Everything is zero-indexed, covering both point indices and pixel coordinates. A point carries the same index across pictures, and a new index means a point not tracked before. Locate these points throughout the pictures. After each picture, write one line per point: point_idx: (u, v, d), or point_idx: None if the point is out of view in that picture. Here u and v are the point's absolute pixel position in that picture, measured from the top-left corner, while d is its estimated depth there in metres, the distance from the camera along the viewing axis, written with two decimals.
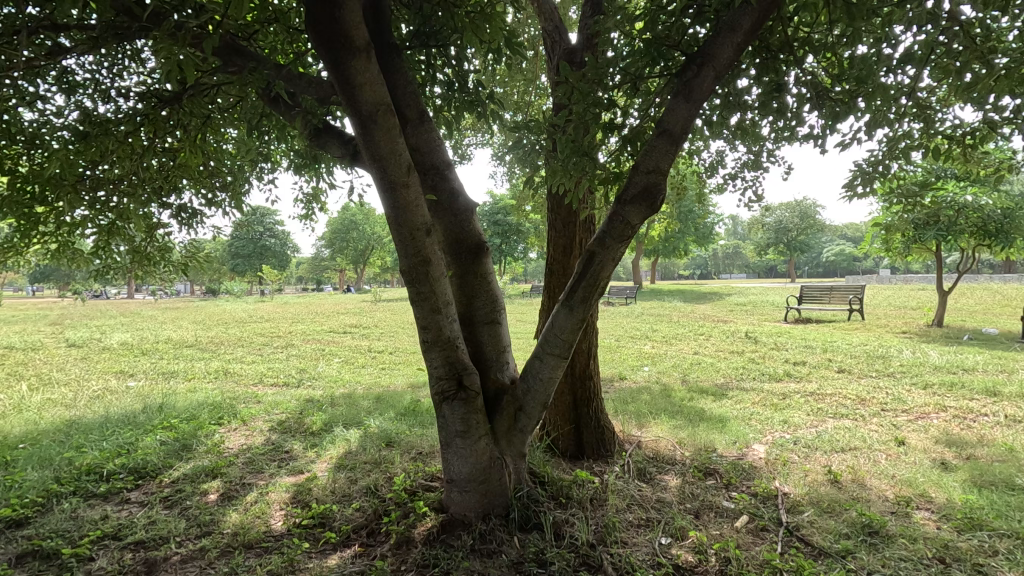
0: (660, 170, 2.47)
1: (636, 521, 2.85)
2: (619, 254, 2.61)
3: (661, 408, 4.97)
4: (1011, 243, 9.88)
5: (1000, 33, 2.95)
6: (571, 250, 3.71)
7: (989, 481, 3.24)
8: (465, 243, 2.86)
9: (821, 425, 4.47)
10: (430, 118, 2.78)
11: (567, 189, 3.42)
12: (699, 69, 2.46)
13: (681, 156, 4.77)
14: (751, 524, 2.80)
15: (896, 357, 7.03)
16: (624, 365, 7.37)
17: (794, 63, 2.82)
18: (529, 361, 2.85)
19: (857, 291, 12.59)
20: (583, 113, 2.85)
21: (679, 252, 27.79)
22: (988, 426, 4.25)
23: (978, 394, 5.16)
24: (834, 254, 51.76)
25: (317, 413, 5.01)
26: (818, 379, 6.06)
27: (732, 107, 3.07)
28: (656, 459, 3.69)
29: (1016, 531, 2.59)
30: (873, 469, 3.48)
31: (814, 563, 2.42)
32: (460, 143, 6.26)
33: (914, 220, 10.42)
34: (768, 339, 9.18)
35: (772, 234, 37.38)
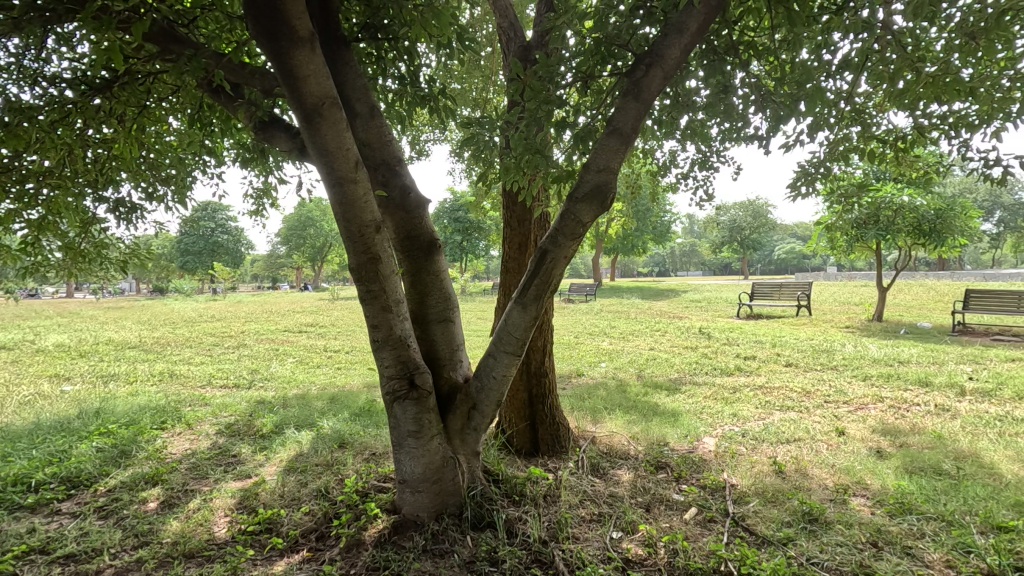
0: (611, 169, 2.49)
1: (588, 516, 2.88)
2: (571, 252, 2.62)
3: (616, 404, 5.05)
4: (943, 242, 10.49)
5: (928, 43, 3.11)
6: (526, 247, 3.70)
7: (919, 467, 3.42)
8: (417, 241, 2.82)
9: (768, 417, 4.64)
10: (381, 113, 2.73)
11: (521, 186, 3.42)
12: (647, 69, 2.48)
13: (636, 156, 4.86)
14: (700, 516, 2.87)
15: (839, 351, 7.36)
16: (582, 361, 7.45)
17: (739, 67, 2.91)
18: (482, 359, 2.84)
19: (804, 288, 13.12)
20: (534, 110, 2.84)
21: (638, 250, 28.28)
22: (920, 416, 4.50)
23: (912, 385, 5.45)
24: (785, 253, 53.84)
25: (267, 415, 4.87)
26: (766, 372, 6.28)
27: (682, 108, 3.14)
28: (610, 454, 3.74)
29: (941, 514, 2.75)
30: (815, 459, 3.63)
31: (757, 551, 2.50)
32: (418, 139, 6.17)
33: (856, 219, 10.95)
34: (720, 334, 9.47)
35: (727, 233, 38.51)
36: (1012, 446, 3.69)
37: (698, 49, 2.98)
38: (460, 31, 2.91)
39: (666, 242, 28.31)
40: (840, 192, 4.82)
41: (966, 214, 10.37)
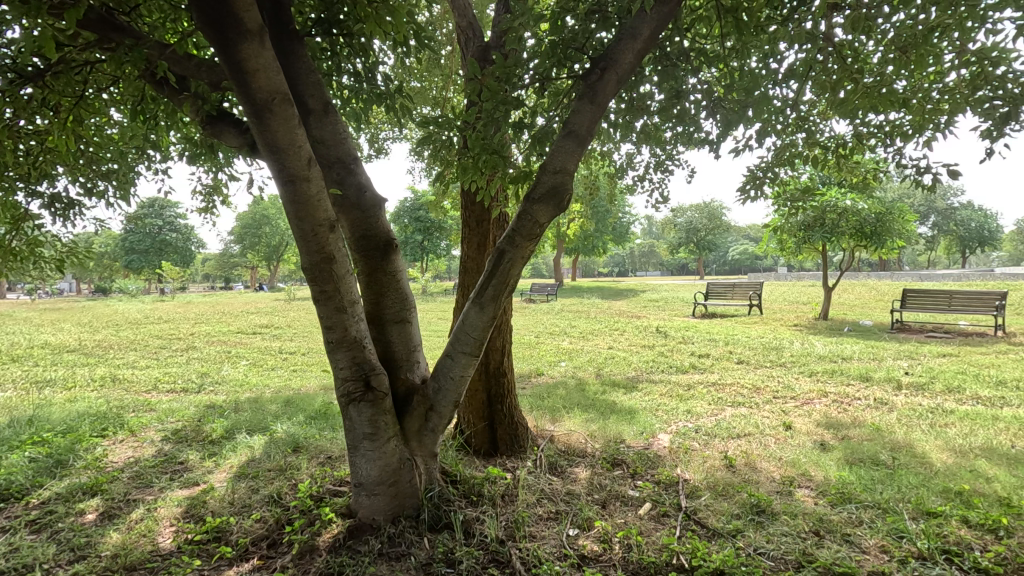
0: (566, 170, 2.51)
1: (546, 514, 2.91)
2: (528, 252, 2.64)
3: (575, 402, 5.11)
4: (883, 244, 11.06)
5: (865, 55, 3.28)
6: (485, 247, 3.70)
7: (859, 458, 3.60)
8: (373, 240, 2.77)
9: (721, 413, 4.79)
10: (335, 110, 2.68)
11: (479, 187, 3.42)
12: (602, 73, 2.52)
13: (594, 158, 4.93)
14: (654, 511, 2.94)
15: (788, 348, 7.66)
16: (542, 361, 7.50)
17: (691, 73, 2.99)
18: (440, 360, 2.82)
19: (756, 287, 13.60)
20: (492, 110, 2.84)
21: (598, 250, 28.68)
22: (861, 409, 4.73)
23: (853, 380, 5.73)
24: (739, 254, 55.67)
25: (217, 420, 4.70)
26: (719, 370, 6.48)
27: (636, 112, 3.21)
28: (568, 452, 3.78)
29: (878, 502, 2.90)
30: (763, 453, 3.77)
31: (708, 543, 2.58)
32: (375, 137, 6.08)
33: (804, 222, 11.42)
34: (677, 332, 9.71)
35: (684, 234, 39.49)
36: (942, 436, 3.93)
37: (651, 55, 3.05)
38: (417, 29, 2.89)
39: (626, 242, 28.81)
40: (787, 196, 5.01)
41: (904, 218, 10.97)
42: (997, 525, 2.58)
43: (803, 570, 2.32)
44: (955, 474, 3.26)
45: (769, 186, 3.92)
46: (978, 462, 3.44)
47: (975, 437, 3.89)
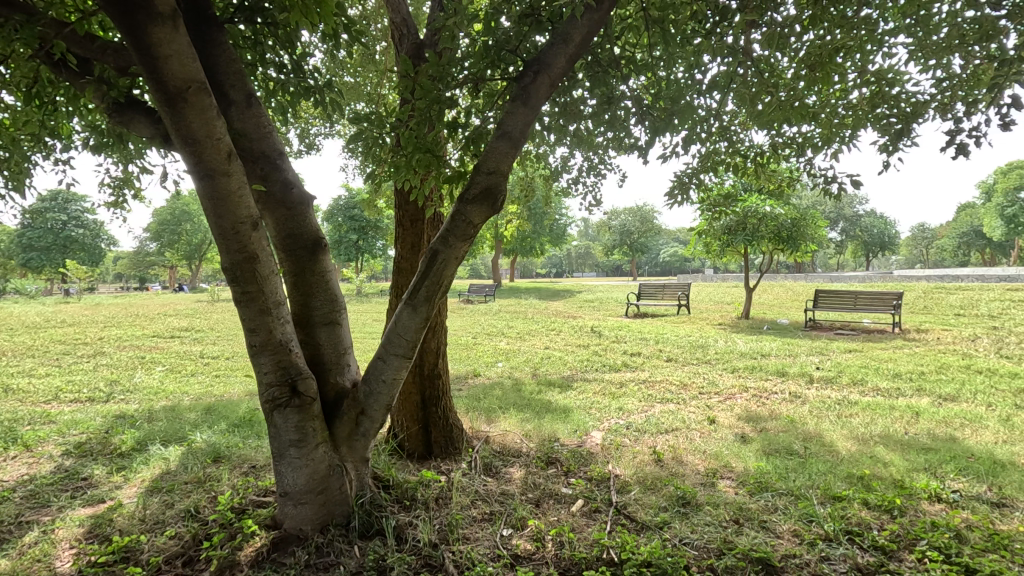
0: (500, 171, 2.52)
1: (479, 516, 2.90)
2: (462, 253, 2.62)
3: (510, 403, 5.14)
4: (797, 248, 11.86)
5: (780, 70, 3.51)
6: (419, 247, 3.63)
7: (775, 449, 3.83)
8: (300, 239, 2.66)
9: (650, 409, 4.96)
10: (259, 102, 2.55)
11: (412, 186, 3.36)
12: (535, 76, 2.54)
13: (530, 160, 4.98)
14: (586, 507, 3.00)
15: (712, 346, 8.06)
16: (478, 362, 7.49)
17: (621, 80, 3.08)
18: (371, 363, 2.75)
19: (684, 288, 14.20)
20: (425, 109, 2.81)
21: (536, 251, 28.99)
22: (777, 402, 5.05)
23: (771, 375, 6.11)
24: (669, 256, 58.01)
25: (128, 431, 4.36)
26: (650, 368, 6.71)
27: (570, 115, 3.27)
28: (502, 452, 3.79)
29: (791, 489, 3.10)
30: (689, 447, 3.94)
31: (637, 536, 2.66)
32: (305, 133, 5.85)
33: (728, 226, 12.06)
34: (610, 332, 9.97)
35: (618, 236, 40.67)
36: (847, 426, 4.25)
37: (583, 60, 3.12)
38: (347, 22, 2.80)
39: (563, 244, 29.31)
40: (712, 201, 5.27)
41: (815, 224, 11.81)
42: (892, 505, 2.82)
43: (725, 557, 2.44)
44: (858, 460, 3.54)
45: (695, 191, 4.12)
46: (877, 448, 3.75)
47: (875, 426, 4.24)
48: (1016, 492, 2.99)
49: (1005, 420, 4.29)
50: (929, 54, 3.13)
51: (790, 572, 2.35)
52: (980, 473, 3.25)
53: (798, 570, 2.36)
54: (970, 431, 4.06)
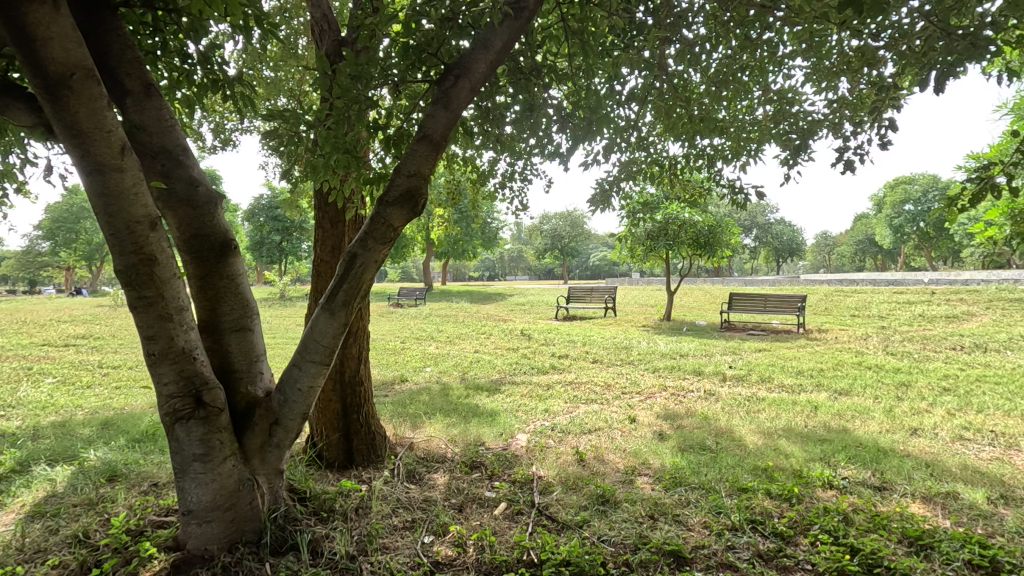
0: (421, 174, 2.50)
1: (400, 524, 2.85)
2: (382, 256, 2.57)
3: (437, 408, 5.09)
4: (714, 253, 12.57)
5: (693, 83, 3.69)
6: (339, 249, 3.51)
7: (689, 444, 4.02)
8: (208, 240, 2.49)
9: (575, 410, 5.07)
10: (160, 93, 2.39)
11: (332, 187, 3.25)
12: (455, 80, 2.53)
13: (457, 162, 4.96)
14: (508, 510, 3.02)
15: (636, 347, 8.38)
16: (406, 367, 7.36)
17: (543, 88, 3.14)
18: (285, 370, 2.64)
19: (611, 292, 14.68)
20: (344, 109, 2.72)
21: (468, 253, 28.89)
22: (693, 400, 5.31)
23: (688, 374, 6.42)
24: (599, 260, 59.67)
25: (6, 451, 3.92)
26: (576, 369, 6.87)
27: (492, 121, 3.28)
28: (426, 458, 3.74)
29: (702, 483, 3.27)
30: (611, 445, 4.06)
31: (557, 536, 2.71)
32: (218, 128, 5.55)
33: (651, 231, 12.59)
34: (539, 335, 10.13)
35: (549, 240, 41.38)
36: (754, 420, 4.54)
37: (505, 66, 3.15)
38: (259, 14, 2.67)
39: (495, 247, 29.45)
40: (633, 208, 5.47)
41: (730, 231, 12.58)
42: (791, 494, 3.04)
43: (640, 552, 2.52)
44: (763, 452, 3.79)
45: (616, 198, 4.28)
46: (780, 441, 4.03)
47: (779, 420, 4.55)
48: (895, 476, 3.31)
49: (888, 411, 4.74)
50: (822, 76, 3.42)
51: (699, 562, 2.47)
52: (866, 460, 3.56)
53: (707, 559, 2.49)
54: (859, 422, 4.45)
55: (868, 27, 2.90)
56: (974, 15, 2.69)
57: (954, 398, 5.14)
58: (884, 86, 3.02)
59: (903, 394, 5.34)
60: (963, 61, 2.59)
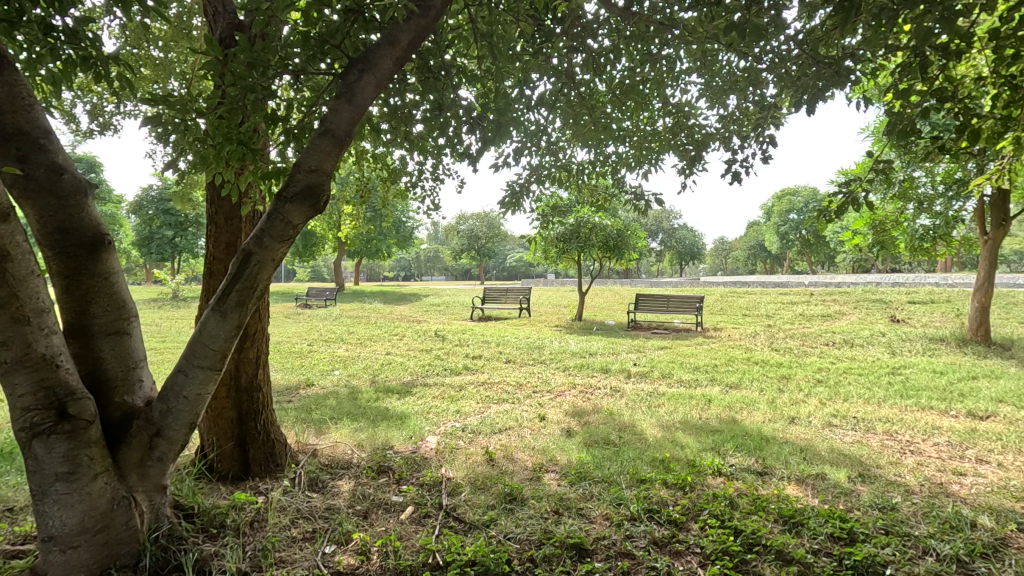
0: (323, 170, 2.40)
1: (300, 536, 2.71)
2: (280, 254, 2.44)
3: (344, 412, 4.91)
4: (622, 256, 13.17)
5: (599, 92, 3.83)
6: (235, 246, 3.28)
7: (595, 440, 4.17)
8: (76, 235, 2.24)
9: (486, 410, 5.10)
10: (16, 70, 2.13)
11: (226, 180, 3.04)
12: (360, 74, 2.45)
13: (366, 158, 4.82)
14: (415, 513, 2.97)
15: (548, 347, 8.58)
16: (313, 370, 7.04)
17: (451, 87, 3.12)
18: (169, 377, 2.44)
19: (525, 292, 14.93)
20: (238, 98, 2.55)
21: (382, 253, 28.17)
22: (600, 397, 5.52)
23: (596, 372, 6.67)
24: (515, 262, 60.42)
25: None
26: (489, 369, 6.92)
27: (398, 118, 3.22)
28: (331, 465, 3.60)
29: (605, 477, 3.40)
30: (520, 444, 4.12)
31: (464, 537, 2.71)
32: (95, 110, 5.02)
33: (563, 233, 12.96)
34: (453, 336, 10.08)
35: (465, 241, 41.30)
36: (655, 414, 4.80)
37: (414, 64, 3.11)
38: None
39: (410, 247, 28.97)
40: (544, 211, 5.59)
41: (637, 235, 13.24)
42: (684, 482, 3.24)
43: (544, 547, 2.58)
44: (661, 445, 4.02)
45: (526, 200, 4.36)
46: (677, 433, 4.29)
47: (677, 414, 4.84)
48: (775, 461, 3.63)
49: (771, 402, 5.19)
50: (715, 92, 3.68)
51: (600, 552, 2.57)
52: (751, 448, 3.88)
53: (607, 549, 2.59)
54: (746, 413, 4.84)
55: (752, 51, 3.16)
56: (842, 47, 2.99)
57: (825, 389, 5.73)
58: (766, 106, 3.31)
59: (783, 386, 5.87)
60: (829, 87, 2.88)
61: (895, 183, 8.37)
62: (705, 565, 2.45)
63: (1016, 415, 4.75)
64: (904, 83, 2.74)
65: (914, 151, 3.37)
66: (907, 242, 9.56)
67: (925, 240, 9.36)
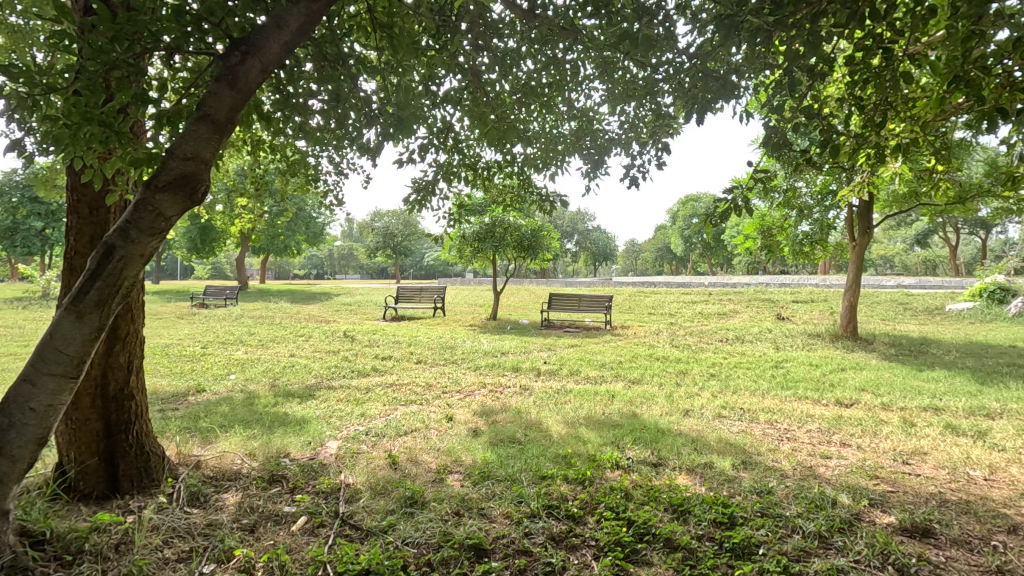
0: (199, 159, 2.21)
1: (174, 556, 2.49)
2: (150, 249, 2.22)
3: (237, 420, 4.59)
4: (536, 255, 13.40)
5: (507, 90, 3.85)
6: (99, 239, 2.95)
7: (500, 438, 4.20)
8: None
9: (393, 412, 4.97)
10: None
11: (89, 165, 2.72)
12: (243, 57, 2.27)
13: (263, 148, 4.56)
14: (308, 523, 2.82)
15: (461, 346, 8.55)
16: (205, 374, 6.55)
17: (349, 77, 3.01)
18: (11, 387, 2.15)
19: (441, 292, 14.81)
20: (98, 75, 2.28)
21: (292, 250, 26.83)
22: (509, 395, 5.56)
23: (507, 371, 6.71)
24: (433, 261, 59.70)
25: None
26: (399, 370, 6.77)
27: (292, 108, 3.06)
28: (216, 477, 3.34)
29: (508, 475, 3.42)
30: (425, 446, 4.05)
31: (359, 545, 2.61)
32: None
33: (479, 232, 12.97)
34: (363, 336, 9.77)
35: (381, 238, 40.25)
36: (561, 411, 4.90)
37: (310, 50, 2.96)
38: None
39: (321, 244, 27.78)
40: (455, 209, 5.56)
41: (550, 235, 13.53)
42: (584, 477, 3.33)
43: (442, 549, 2.54)
44: (564, 441, 4.11)
45: (434, 197, 4.32)
46: (580, 429, 4.41)
47: (581, 409, 4.97)
48: (669, 453, 3.82)
49: (669, 396, 5.48)
50: (617, 98, 3.82)
51: (498, 551, 2.57)
52: (648, 441, 4.06)
53: (505, 548, 2.59)
54: (645, 407, 5.08)
55: (650, 60, 3.30)
56: (728, 61, 3.20)
57: (717, 382, 6.14)
58: (662, 114, 3.48)
59: (680, 380, 6.21)
60: (717, 98, 3.06)
61: (780, 191, 9.14)
62: (598, 557, 2.52)
63: (874, 402, 5.34)
64: (779, 99, 2.98)
65: (789, 163, 3.69)
66: (790, 246, 10.50)
67: (805, 244, 10.30)
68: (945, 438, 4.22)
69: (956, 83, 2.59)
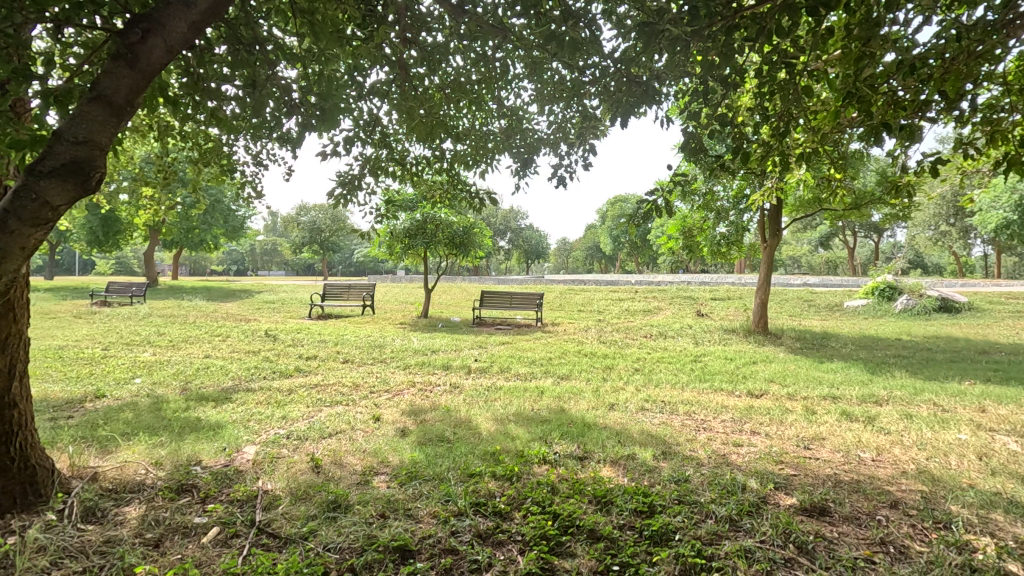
0: (93, 143, 2.01)
1: None
2: (33, 241, 2.03)
3: (142, 427, 4.25)
4: (468, 253, 13.35)
5: (435, 85, 3.80)
6: None
7: (429, 437, 4.15)
8: None
9: (316, 414, 4.79)
10: None
11: None
12: (144, 35, 2.09)
13: (174, 134, 4.26)
14: (221, 534, 2.66)
15: (390, 345, 8.37)
16: (105, 379, 6.02)
17: (266, 63, 2.86)
18: None
19: (370, 289, 14.43)
20: None
21: (208, 244, 25.20)
22: (438, 394, 5.51)
23: (436, 369, 6.64)
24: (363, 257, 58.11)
25: None
26: (324, 370, 6.53)
27: (204, 92, 2.87)
28: (116, 490, 3.08)
29: (435, 474, 3.39)
30: (350, 447, 3.93)
31: (277, 554, 2.50)
32: None
33: (409, 229, 12.74)
34: (286, 335, 9.35)
35: (307, 234, 38.66)
36: (491, 409, 4.91)
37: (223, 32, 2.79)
38: None
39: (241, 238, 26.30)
40: (383, 204, 5.43)
41: (482, 233, 13.52)
42: (512, 473, 3.35)
43: (366, 553, 2.48)
44: (493, 438, 4.12)
45: (361, 191, 4.21)
46: (509, 425, 4.44)
47: (511, 406, 5.01)
48: (594, 446, 3.93)
49: (595, 391, 5.63)
50: (545, 98, 3.88)
51: (424, 552, 2.53)
52: (574, 435, 4.15)
53: (431, 548, 2.56)
54: (573, 402, 5.19)
55: (577, 63, 3.37)
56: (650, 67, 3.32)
57: (641, 377, 6.37)
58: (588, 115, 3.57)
59: (607, 375, 6.40)
60: (639, 102, 3.18)
61: (699, 194, 9.63)
62: (524, 552, 2.54)
63: (781, 392, 5.74)
64: (697, 107, 3.13)
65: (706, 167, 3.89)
66: (708, 246, 11.08)
67: (723, 245, 10.90)
68: (841, 424, 4.61)
69: (849, 98, 2.83)
